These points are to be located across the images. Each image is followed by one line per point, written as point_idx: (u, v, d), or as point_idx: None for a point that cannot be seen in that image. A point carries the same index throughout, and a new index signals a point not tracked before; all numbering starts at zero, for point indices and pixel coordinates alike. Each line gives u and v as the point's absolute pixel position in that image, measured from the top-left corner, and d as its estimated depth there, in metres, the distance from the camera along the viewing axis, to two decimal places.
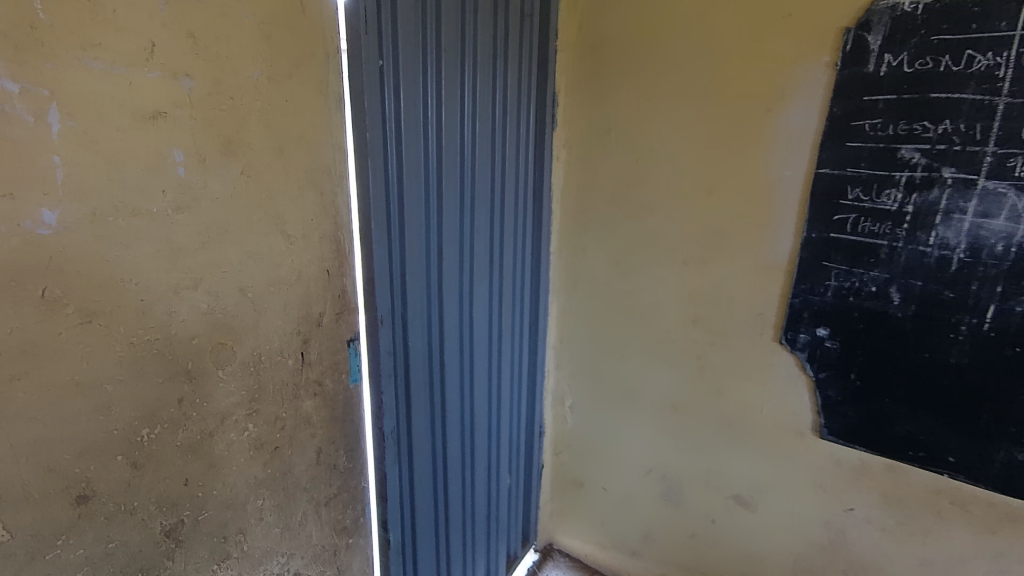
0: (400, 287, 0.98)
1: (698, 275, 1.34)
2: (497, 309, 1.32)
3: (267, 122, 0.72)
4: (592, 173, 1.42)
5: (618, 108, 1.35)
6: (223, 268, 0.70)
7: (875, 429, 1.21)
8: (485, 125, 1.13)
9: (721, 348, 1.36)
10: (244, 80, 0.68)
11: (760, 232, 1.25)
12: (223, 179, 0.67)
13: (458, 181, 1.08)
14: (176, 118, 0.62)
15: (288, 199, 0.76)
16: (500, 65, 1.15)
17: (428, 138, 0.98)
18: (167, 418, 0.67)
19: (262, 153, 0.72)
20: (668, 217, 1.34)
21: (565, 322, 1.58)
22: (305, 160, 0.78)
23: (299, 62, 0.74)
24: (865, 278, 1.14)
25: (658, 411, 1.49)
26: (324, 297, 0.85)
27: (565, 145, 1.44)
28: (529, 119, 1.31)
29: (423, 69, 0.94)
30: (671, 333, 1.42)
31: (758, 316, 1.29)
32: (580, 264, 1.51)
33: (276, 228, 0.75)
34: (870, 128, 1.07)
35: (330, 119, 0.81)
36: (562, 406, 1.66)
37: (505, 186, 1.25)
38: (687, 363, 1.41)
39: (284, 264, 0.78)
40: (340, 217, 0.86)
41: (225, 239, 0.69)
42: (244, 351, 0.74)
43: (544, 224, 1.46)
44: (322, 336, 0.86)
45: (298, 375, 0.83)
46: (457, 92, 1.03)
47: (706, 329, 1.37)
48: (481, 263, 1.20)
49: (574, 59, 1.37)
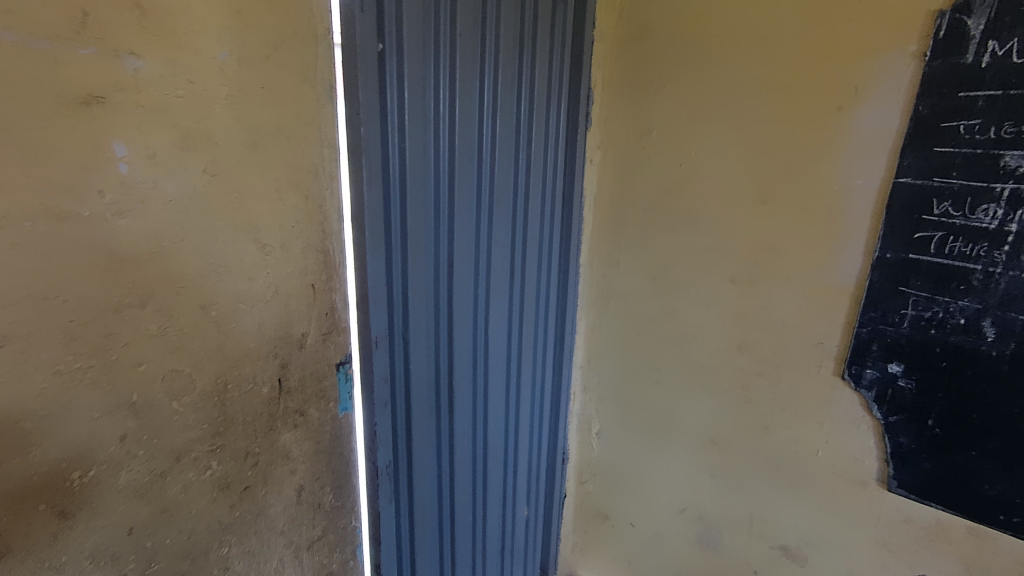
0: (401, 304, 0.87)
1: (745, 295, 1.18)
2: (516, 328, 1.20)
3: (238, 112, 0.61)
4: (628, 177, 1.28)
5: (660, 106, 1.20)
6: (179, 283, 0.59)
7: (957, 485, 1.02)
8: (507, 123, 1.00)
9: (771, 380, 1.19)
10: (208, 62, 0.57)
11: (822, 249, 1.08)
12: (178, 178, 0.57)
13: (473, 186, 0.96)
14: (116, 105, 0.51)
15: (263, 203, 0.65)
16: (527, 56, 1.02)
17: (438, 137, 0.86)
18: (105, 458, 0.56)
19: (230, 148, 0.61)
20: (713, 229, 1.19)
21: (594, 341, 1.43)
22: (286, 158, 0.67)
23: (278, 43, 0.63)
24: (952, 307, 0.96)
25: (695, 445, 1.33)
26: (307, 316, 0.74)
27: (600, 146, 1.30)
28: (559, 116, 1.18)
29: (434, 57, 0.82)
30: (713, 360, 1.26)
31: (817, 345, 1.12)
32: (612, 277, 1.36)
33: (247, 237, 0.64)
34: (965, 130, 0.90)
35: (319, 110, 0.70)
36: (589, 432, 1.51)
37: (530, 193, 1.12)
38: (731, 394, 1.25)
39: (258, 278, 0.67)
40: (330, 223, 0.74)
41: (182, 249, 0.59)
42: (205, 379, 0.64)
43: (573, 233, 1.32)
44: (305, 360, 0.75)
45: (275, 404, 0.73)
46: (475, 84, 0.91)
47: (753, 357, 1.20)
48: (499, 278, 1.08)
49: (613, 51, 1.23)
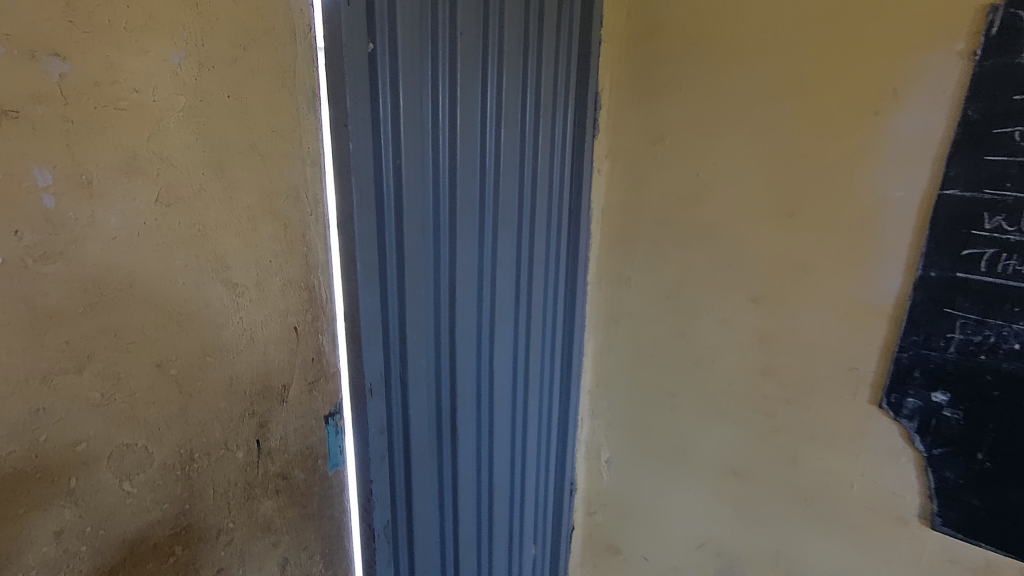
0: (399, 343, 0.75)
1: (770, 317, 1.08)
2: (523, 356, 1.08)
3: (199, 127, 0.50)
4: (640, 189, 1.17)
5: (675, 111, 1.09)
6: (126, 338, 0.48)
7: (1008, 525, 0.93)
8: (513, 131, 0.89)
9: (799, 408, 1.09)
10: (157, 66, 0.46)
11: (857, 268, 0.98)
12: (124, 210, 0.46)
13: (476, 204, 0.84)
14: (35, 120, 0.40)
15: (233, 235, 0.54)
16: (533, 57, 0.91)
17: (437, 150, 0.74)
18: (36, 560, 0.46)
19: (189, 171, 0.49)
20: (733, 245, 1.09)
21: (602, 362, 1.33)
22: (261, 181, 0.55)
23: (247, 42, 0.52)
24: (1004, 331, 0.87)
25: (714, 476, 1.22)
26: (288, 365, 0.63)
27: (608, 155, 1.19)
28: (566, 124, 1.07)
29: (432, 59, 0.71)
30: (734, 387, 1.15)
31: (852, 371, 1.02)
32: (622, 296, 1.25)
33: (214, 276, 0.53)
34: (1021, 137, 0.80)
35: (298, 122, 0.58)
36: (598, 460, 1.40)
37: (536, 207, 1.00)
38: (754, 422, 1.14)
39: (228, 324, 0.55)
40: (315, 255, 0.63)
41: (130, 296, 0.47)
42: (166, 450, 0.53)
43: (581, 249, 1.21)
44: (288, 415, 0.64)
45: (253, 470, 0.61)
46: (478, 89, 0.79)
47: (779, 384, 1.10)
48: (504, 303, 0.96)
49: (622, 52, 1.13)
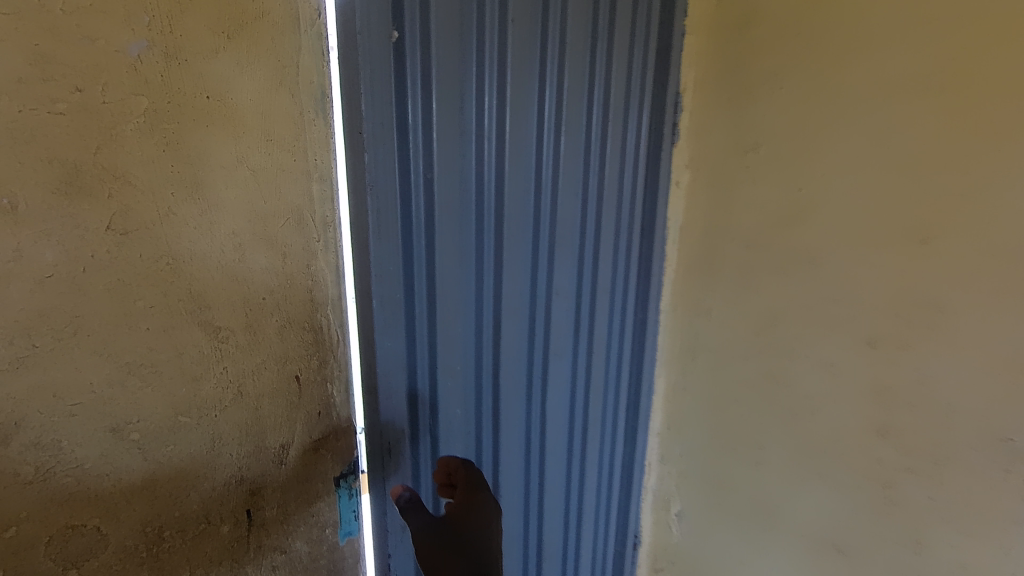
0: (429, 390, 0.63)
1: (891, 366, 0.80)
2: (582, 397, 0.93)
3: (170, 137, 0.40)
4: (724, 203, 0.95)
5: (768, 111, 0.86)
6: (69, 400, 0.38)
7: None
8: (575, 140, 0.75)
9: (927, 482, 0.80)
10: (108, 59, 0.36)
11: (1012, 312, 0.69)
12: (65, 240, 0.36)
13: (529, 219, 0.70)
14: None
15: (213, 268, 0.44)
16: (602, 50, 0.76)
17: (481, 163, 0.61)
18: None
19: (156, 190, 0.40)
20: (842, 273, 0.82)
21: (676, 403, 1.11)
22: (253, 201, 0.45)
23: (232, 28, 0.42)
24: None
25: (807, 550, 0.95)
26: (288, 421, 0.52)
27: (689, 164, 0.99)
28: (640, 127, 0.90)
29: (477, 52, 0.58)
30: (836, 450, 0.88)
31: (1005, 443, 0.72)
32: (699, 326, 1.03)
33: (189, 318, 0.43)
34: None
35: (302, 130, 0.47)
36: (666, 512, 1.19)
37: (602, 224, 0.86)
38: (865, 491, 0.86)
39: (207, 377, 0.45)
40: (322, 291, 0.52)
41: (74, 348, 0.38)
42: (125, 530, 0.43)
43: (655, 273, 1.04)
44: (287, 480, 0.53)
45: (242, 545, 0.51)
46: (533, 91, 0.66)
47: (901, 449, 0.81)
48: (561, 339, 0.82)
49: (709, 42, 0.92)
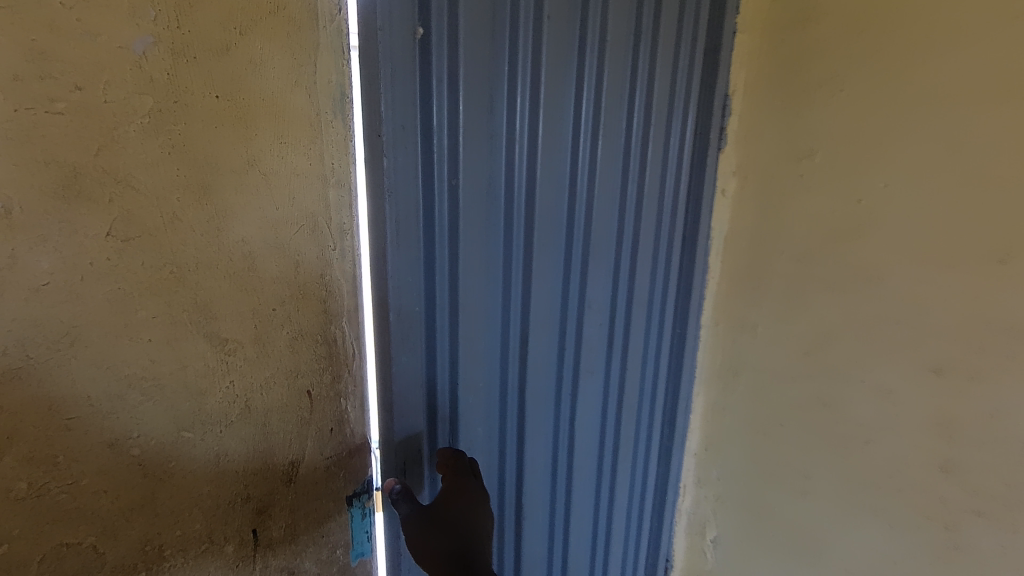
0: (449, 406, 0.60)
1: (960, 397, 0.71)
2: (614, 415, 0.88)
3: (176, 139, 0.37)
4: (774, 211, 0.87)
5: (826, 114, 0.78)
6: (66, 413, 0.37)
7: None
8: (613, 145, 0.70)
9: (999, 527, 0.70)
10: (111, 55, 0.34)
11: None
12: (64, 246, 0.35)
13: (562, 228, 0.66)
14: None
15: (219, 277, 0.41)
16: (644, 48, 0.71)
17: (511, 169, 0.57)
18: None
19: (160, 195, 0.37)
20: (904, 292, 0.73)
21: (715, 424, 1.05)
22: (263, 207, 0.42)
23: (245, 23, 0.39)
24: None
25: None
26: (298, 438, 0.49)
27: (737, 172, 0.92)
28: (683, 129, 0.84)
29: (510, 52, 0.54)
30: (892, 488, 0.79)
31: None
32: (741, 343, 0.96)
33: (194, 329, 0.41)
34: None
35: (318, 131, 0.44)
36: (701, 538, 1.12)
37: (640, 232, 0.80)
38: (925, 533, 0.77)
39: (212, 391, 0.43)
40: (337, 303, 0.49)
41: (72, 359, 0.36)
42: (123, 547, 0.41)
43: (696, 285, 0.98)
44: (296, 499, 0.50)
45: (246, 565, 0.49)
46: (570, 93, 0.62)
47: (969, 489, 0.72)
48: (592, 354, 0.78)
49: (762, 40, 0.85)
